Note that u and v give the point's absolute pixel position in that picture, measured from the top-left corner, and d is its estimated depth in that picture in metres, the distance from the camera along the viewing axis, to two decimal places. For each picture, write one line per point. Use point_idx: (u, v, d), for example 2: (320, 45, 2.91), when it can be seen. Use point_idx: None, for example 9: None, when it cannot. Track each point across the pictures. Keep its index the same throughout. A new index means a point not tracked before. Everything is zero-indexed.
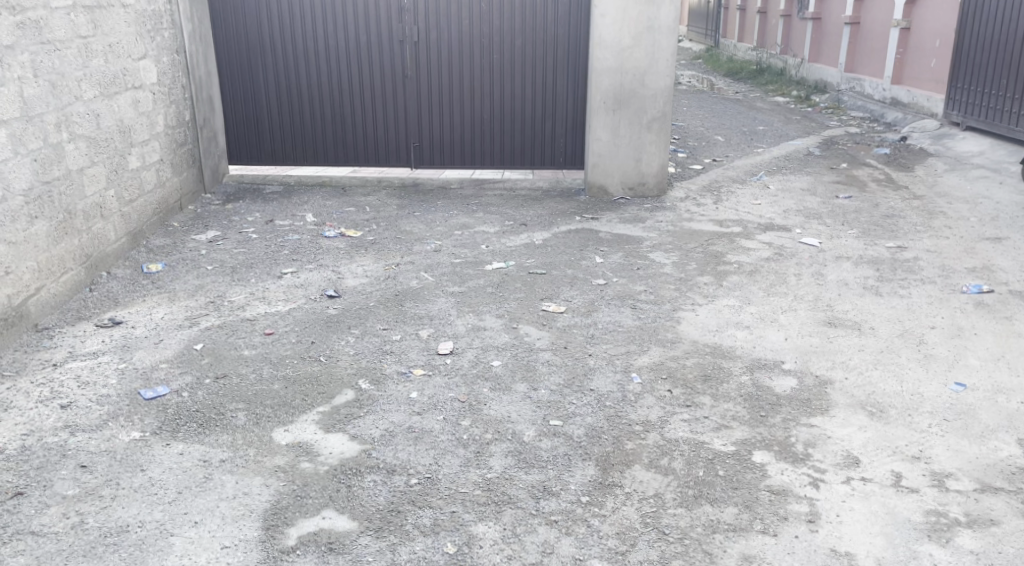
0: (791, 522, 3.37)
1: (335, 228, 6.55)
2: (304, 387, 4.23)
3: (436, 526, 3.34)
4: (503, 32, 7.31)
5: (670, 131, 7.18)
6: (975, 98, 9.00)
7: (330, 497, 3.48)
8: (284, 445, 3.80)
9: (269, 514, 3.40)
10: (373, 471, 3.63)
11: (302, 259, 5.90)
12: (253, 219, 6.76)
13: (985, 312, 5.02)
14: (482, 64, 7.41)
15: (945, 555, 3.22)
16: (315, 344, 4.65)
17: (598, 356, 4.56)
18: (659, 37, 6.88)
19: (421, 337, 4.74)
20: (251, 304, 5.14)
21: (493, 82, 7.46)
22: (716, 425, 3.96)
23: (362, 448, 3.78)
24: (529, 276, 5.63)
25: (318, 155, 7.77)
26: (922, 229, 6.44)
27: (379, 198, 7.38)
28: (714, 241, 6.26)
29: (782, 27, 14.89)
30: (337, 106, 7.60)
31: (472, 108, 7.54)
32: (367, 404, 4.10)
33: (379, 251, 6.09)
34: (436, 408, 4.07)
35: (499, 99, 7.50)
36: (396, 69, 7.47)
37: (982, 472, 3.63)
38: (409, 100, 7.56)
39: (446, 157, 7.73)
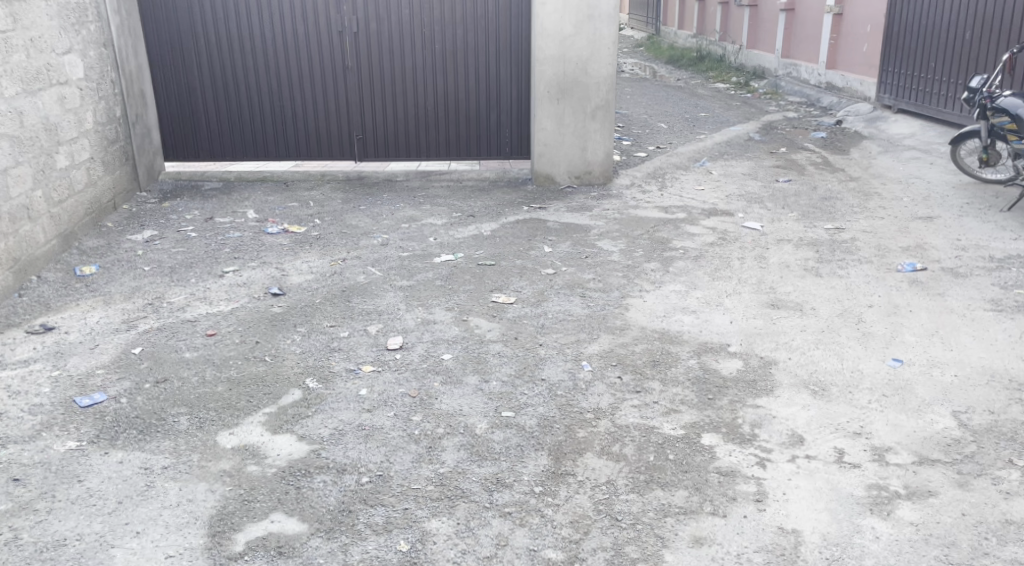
0: (739, 503, 3.43)
1: (277, 224, 6.47)
2: (250, 389, 4.18)
3: (387, 525, 3.33)
4: (445, 22, 7.28)
5: (614, 118, 7.22)
6: (906, 81, 9.21)
7: (278, 500, 3.45)
8: (230, 449, 3.75)
9: (216, 520, 3.36)
10: (323, 472, 3.60)
11: (244, 256, 5.82)
12: (191, 217, 6.64)
13: (919, 289, 5.15)
14: (424, 56, 7.38)
15: (886, 528, 3.29)
16: (259, 344, 4.59)
17: (549, 346, 4.58)
18: (601, 25, 6.90)
19: (369, 333, 4.72)
20: (191, 305, 5.06)
21: (436, 73, 7.42)
22: (666, 410, 4.01)
23: (311, 448, 3.74)
24: (478, 268, 5.62)
25: (258, 150, 7.67)
26: (858, 210, 6.58)
27: (322, 192, 7.30)
28: (659, 228, 6.31)
29: (721, 14, 15.05)
30: (276, 99, 7.51)
31: (414, 99, 7.50)
32: (315, 403, 4.06)
33: (325, 246, 6.03)
34: (386, 405, 4.05)
35: (442, 90, 7.47)
36: (336, 61, 7.40)
37: (920, 445, 3.72)
38: (351, 93, 7.49)
39: (390, 149, 7.67)
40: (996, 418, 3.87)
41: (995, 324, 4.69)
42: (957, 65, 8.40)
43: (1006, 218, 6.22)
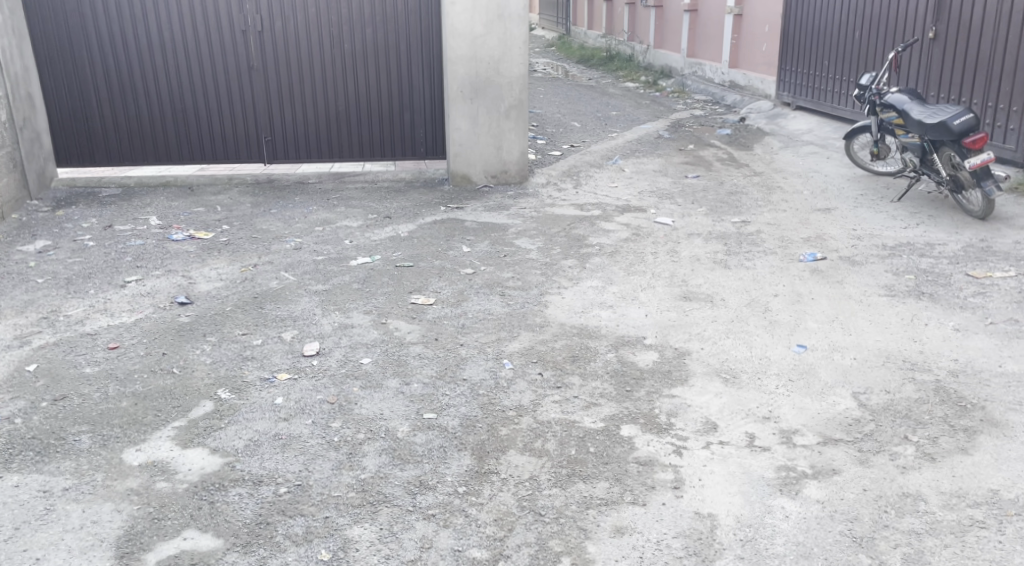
0: (658, 491, 3.54)
1: (182, 231, 6.37)
2: (157, 403, 4.12)
3: (308, 535, 3.31)
4: (351, 21, 7.26)
5: (528, 117, 7.31)
6: (804, 79, 9.59)
7: (190, 517, 3.40)
8: (137, 466, 3.69)
9: (123, 541, 3.29)
10: (238, 485, 3.57)
11: (147, 265, 5.71)
12: (89, 225, 6.47)
13: (820, 277, 5.38)
14: (332, 56, 7.35)
15: (795, 506, 3.44)
16: (166, 356, 4.53)
17: (471, 346, 4.63)
18: (511, 25, 6.99)
19: (284, 340, 4.69)
20: (90, 318, 4.95)
21: (345, 72, 7.40)
22: (586, 404, 4.12)
23: (224, 461, 3.71)
24: (395, 269, 5.64)
25: (161, 153, 7.53)
26: (762, 204, 6.83)
27: (230, 197, 7.20)
28: (576, 225, 6.43)
29: (628, 14, 15.35)
30: (178, 100, 7.39)
31: (324, 99, 7.46)
32: (227, 414, 4.03)
33: (233, 252, 5.96)
34: (303, 412, 4.04)
35: (352, 89, 7.44)
36: (241, 61, 7.32)
37: (824, 426, 3.91)
38: (257, 94, 7.42)
39: (300, 151, 7.61)
40: (892, 397, 4.09)
41: (889, 309, 4.94)
42: (850, 64, 8.78)
43: (898, 208, 6.54)
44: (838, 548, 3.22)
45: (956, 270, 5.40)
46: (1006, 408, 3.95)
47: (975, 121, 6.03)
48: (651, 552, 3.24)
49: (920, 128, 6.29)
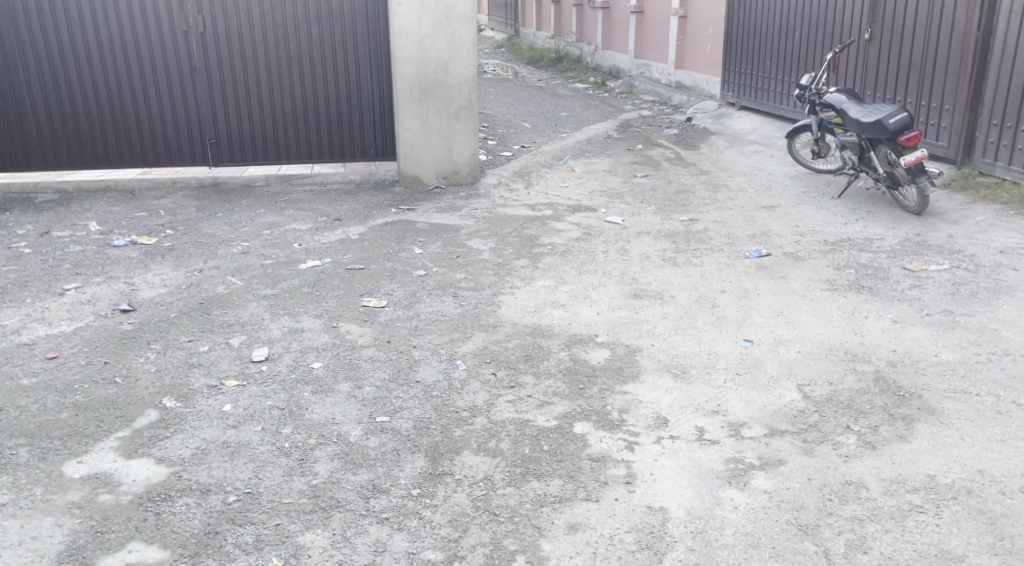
0: (611, 486, 3.60)
1: (123, 236, 6.28)
2: (100, 413, 4.07)
3: (259, 542, 3.29)
4: (296, 21, 7.22)
5: (478, 118, 7.33)
6: (748, 80, 9.77)
7: (135, 529, 3.35)
8: (78, 478, 3.64)
9: (64, 555, 3.23)
10: (186, 494, 3.54)
11: (87, 272, 5.63)
12: (25, 232, 6.35)
13: (765, 273, 5.50)
14: (276, 57, 7.31)
15: (743, 497, 3.52)
16: (108, 365, 4.47)
17: (424, 348, 4.65)
18: (458, 26, 7.01)
19: (231, 346, 4.66)
20: (27, 327, 4.86)
21: (291, 73, 7.36)
22: (539, 403, 4.16)
23: (171, 471, 3.67)
24: (345, 272, 5.63)
25: (100, 156, 7.45)
26: (709, 202, 6.94)
27: (174, 200, 7.12)
28: (528, 226, 6.48)
29: (576, 15, 15.45)
30: (117, 102, 7.30)
31: (269, 101, 7.41)
32: (173, 423, 3.99)
33: (178, 257, 5.90)
34: (253, 419, 4.02)
35: (297, 90, 7.41)
36: (183, 62, 7.25)
37: (770, 418, 4.00)
38: (200, 95, 7.35)
39: (246, 153, 7.56)
40: (834, 388, 4.20)
41: (831, 303, 5.07)
42: (791, 65, 8.97)
43: (838, 205, 6.70)
44: (785, 537, 3.30)
45: (894, 264, 5.56)
46: (942, 396, 4.09)
47: (909, 119, 6.20)
48: (604, 547, 3.29)
49: (857, 127, 6.47)
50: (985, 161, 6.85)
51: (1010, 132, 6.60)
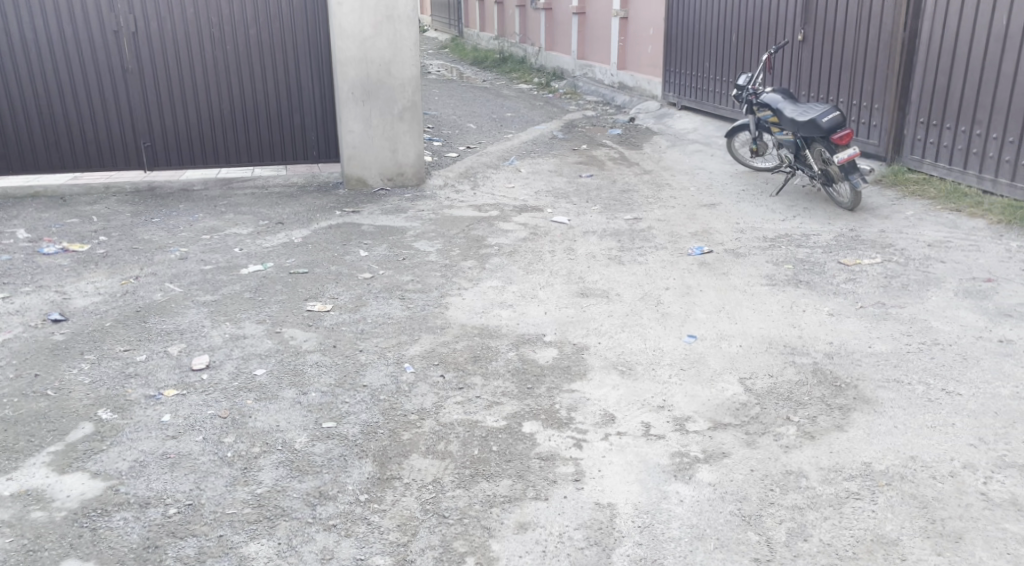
0: (560, 484, 3.64)
1: (55, 244, 6.15)
2: (32, 427, 3.99)
3: (201, 554, 3.26)
4: (231, 21, 7.14)
5: (422, 119, 7.33)
6: (688, 80, 9.92)
7: (70, 546, 3.29)
8: (9, 496, 3.56)
9: None
10: (123, 509, 3.48)
11: (16, 281, 5.50)
12: None
13: (707, 270, 5.60)
14: (213, 58, 7.22)
15: (689, 490, 3.59)
16: (39, 377, 4.38)
17: (370, 351, 4.64)
18: (400, 26, 7.00)
19: (170, 355, 4.60)
20: None
21: (227, 74, 7.27)
22: (488, 403, 4.18)
23: (107, 485, 3.61)
24: (289, 277, 5.59)
25: (29, 161, 7.30)
26: (652, 201, 7.03)
27: (107, 206, 6.99)
28: (474, 227, 6.49)
29: (519, 16, 15.51)
30: (46, 105, 7.17)
31: (206, 103, 7.33)
32: (109, 436, 3.93)
33: (112, 265, 5.79)
34: (193, 429, 3.97)
35: (235, 91, 7.32)
36: (114, 63, 7.13)
37: (713, 411, 4.08)
38: (132, 97, 7.24)
39: (182, 156, 7.46)
40: (775, 380, 4.30)
41: (771, 297, 5.18)
42: (729, 65, 9.14)
43: (776, 202, 6.85)
44: (729, 527, 3.37)
45: (829, 259, 5.70)
46: (876, 385, 4.21)
47: (841, 118, 6.37)
48: (553, 545, 3.32)
49: (793, 126, 6.60)
50: (913, 158, 7.07)
51: (937, 130, 6.82)
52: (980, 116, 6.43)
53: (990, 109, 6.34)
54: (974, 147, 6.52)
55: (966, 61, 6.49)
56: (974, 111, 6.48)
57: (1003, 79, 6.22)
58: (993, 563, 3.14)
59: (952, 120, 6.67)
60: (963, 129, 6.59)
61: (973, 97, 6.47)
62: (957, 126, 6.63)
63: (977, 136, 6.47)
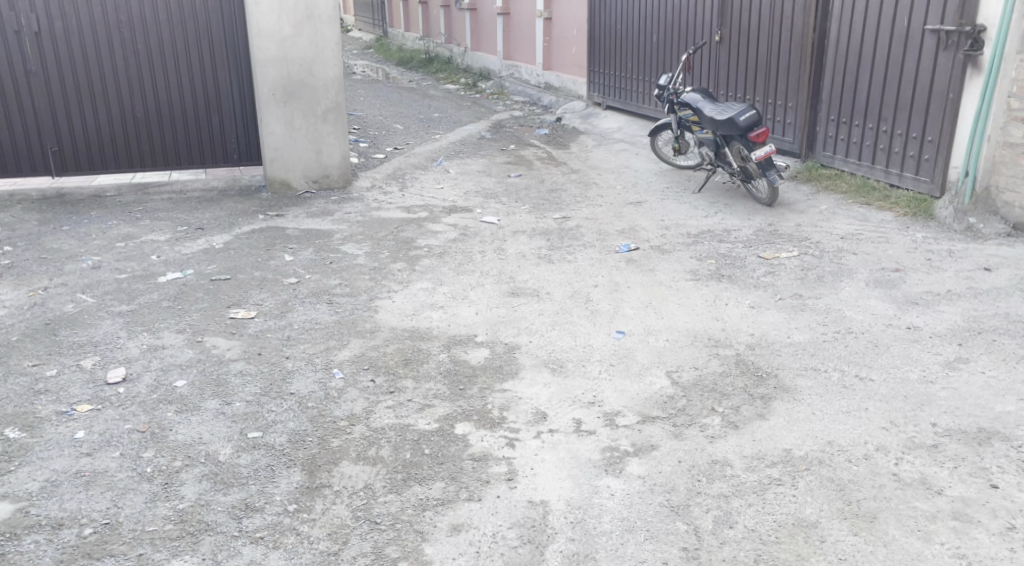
0: (493, 484, 3.62)
1: None
2: None
3: None
4: (142, 20, 6.95)
5: (346, 119, 7.24)
6: (612, 80, 10.02)
7: None
8: None
9: None
10: (34, 532, 3.35)
11: None
12: None
13: (634, 267, 5.65)
14: (123, 58, 7.01)
15: (620, 484, 3.61)
16: None
17: (297, 358, 4.56)
18: (320, 26, 6.89)
19: (83, 368, 4.44)
20: None
21: (139, 75, 7.07)
22: (419, 406, 4.14)
23: (16, 507, 3.47)
24: (211, 283, 5.46)
25: None
26: (580, 200, 7.07)
27: (14, 214, 6.73)
28: (403, 228, 6.44)
29: (444, 16, 15.45)
30: None
31: (117, 105, 7.12)
32: (18, 456, 3.77)
33: (20, 276, 5.57)
34: (110, 445, 3.84)
35: (148, 93, 7.13)
36: (17, 64, 6.88)
37: (642, 405, 4.12)
38: (39, 100, 6.99)
39: (95, 161, 7.23)
40: (700, 372, 4.36)
41: (695, 292, 5.25)
42: (650, 65, 9.26)
43: (699, 199, 6.95)
44: (658, 519, 3.40)
45: (750, 253, 5.81)
46: (795, 373, 4.31)
47: (758, 116, 6.52)
48: (486, 545, 3.31)
49: (712, 125, 6.71)
50: (825, 154, 7.27)
51: (846, 127, 7.02)
52: (886, 113, 6.64)
53: (895, 107, 6.55)
54: (881, 143, 6.72)
55: (872, 61, 6.69)
56: (880, 108, 6.69)
57: (905, 77, 6.43)
58: (906, 540, 3.23)
59: (860, 117, 6.88)
60: (870, 126, 6.79)
61: (879, 95, 6.68)
62: (865, 123, 6.84)
63: (884, 133, 6.68)
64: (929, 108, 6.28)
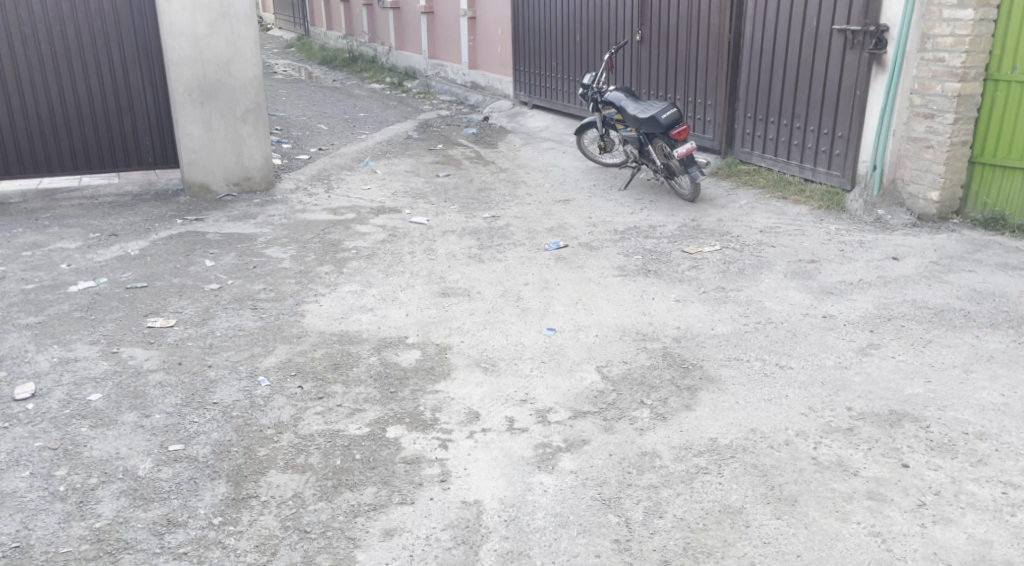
0: (426, 487, 3.57)
1: None
2: None
3: None
4: (45, 19, 6.70)
5: (267, 120, 7.09)
6: (537, 80, 10.04)
7: None
8: None
9: None
10: None
11: None
12: None
13: (564, 264, 5.66)
14: (26, 58, 6.74)
15: (552, 480, 3.60)
16: None
17: (220, 366, 4.44)
18: (237, 25, 6.73)
19: None
20: None
21: (44, 75, 6.81)
22: (349, 411, 4.07)
23: None
24: (126, 292, 5.28)
25: None
26: (509, 198, 7.06)
27: None
28: (329, 230, 6.33)
29: (366, 15, 15.26)
30: None
31: (21, 106, 6.84)
32: None
33: None
34: (19, 464, 3.68)
35: (55, 94, 6.87)
36: None
37: (574, 401, 4.12)
38: None
39: None
40: (629, 366, 4.38)
41: (623, 287, 5.28)
42: (574, 64, 9.30)
43: (625, 196, 7.00)
44: (590, 512, 3.40)
45: (674, 248, 5.87)
46: (720, 364, 4.36)
47: (679, 114, 6.59)
48: (420, 548, 3.26)
49: (635, 123, 6.77)
50: (744, 151, 7.40)
51: (762, 124, 7.16)
52: (799, 110, 6.78)
53: (808, 103, 6.70)
54: (795, 139, 6.87)
55: (784, 59, 6.83)
56: (793, 105, 6.83)
57: (817, 75, 6.57)
58: (825, 522, 3.29)
59: (775, 114, 7.01)
60: (785, 122, 6.93)
61: (793, 93, 6.82)
62: (780, 120, 6.97)
63: (797, 129, 6.82)
64: (838, 105, 6.43)
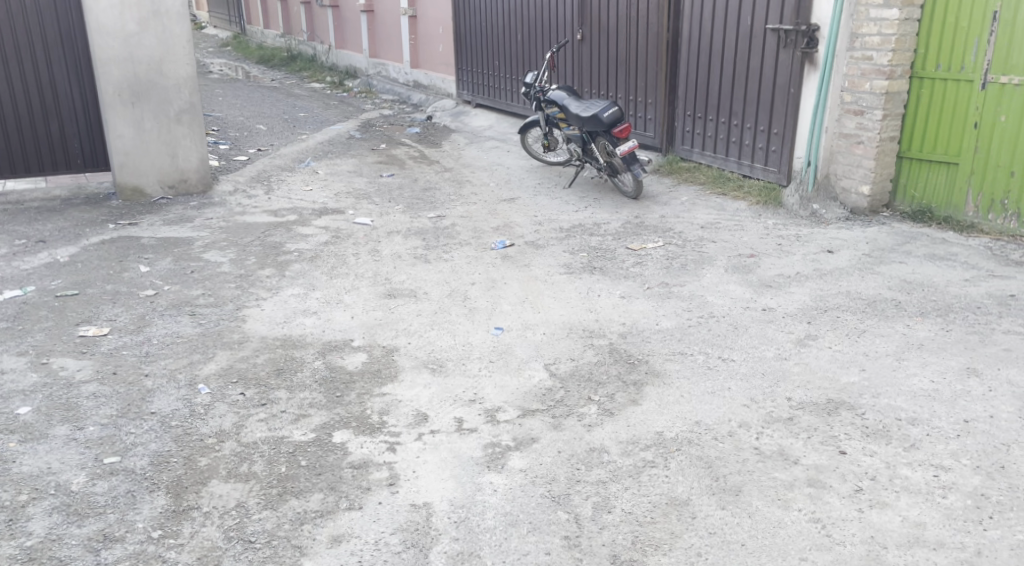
0: (374, 491, 3.51)
1: None
2: None
3: None
4: None
5: (202, 121, 6.93)
6: (479, 79, 9.99)
7: None
8: None
9: None
10: None
11: None
12: None
13: (510, 263, 5.63)
14: None
15: (502, 480, 3.56)
16: None
17: (158, 375, 4.31)
18: (168, 24, 6.56)
19: None
20: None
21: None
22: (294, 417, 3.98)
23: None
24: (56, 301, 5.11)
25: None
26: (453, 198, 7.01)
27: None
28: (270, 233, 6.21)
29: (305, 13, 15.05)
30: None
31: None
32: None
33: None
34: None
35: None
36: None
37: (522, 399, 4.09)
38: None
39: None
40: (576, 363, 4.37)
41: (569, 284, 5.27)
42: (516, 63, 9.28)
43: (569, 194, 7.00)
44: (540, 510, 3.38)
45: (619, 245, 5.88)
46: (666, 359, 4.37)
47: (620, 112, 6.61)
48: (368, 554, 3.20)
49: (578, 121, 6.77)
50: (684, 148, 7.45)
51: (702, 122, 7.21)
52: (737, 107, 6.84)
53: (745, 100, 6.77)
54: (733, 136, 6.94)
55: (721, 57, 6.89)
56: (731, 103, 6.89)
57: (753, 72, 6.64)
58: (768, 510, 3.31)
59: (714, 111, 7.07)
60: (723, 120, 7.00)
61: (731, 90, 6.88)
62: (719, 117, 7.04)
63: (735, 126, 6.89)
64: (775, 102, 6.51)
